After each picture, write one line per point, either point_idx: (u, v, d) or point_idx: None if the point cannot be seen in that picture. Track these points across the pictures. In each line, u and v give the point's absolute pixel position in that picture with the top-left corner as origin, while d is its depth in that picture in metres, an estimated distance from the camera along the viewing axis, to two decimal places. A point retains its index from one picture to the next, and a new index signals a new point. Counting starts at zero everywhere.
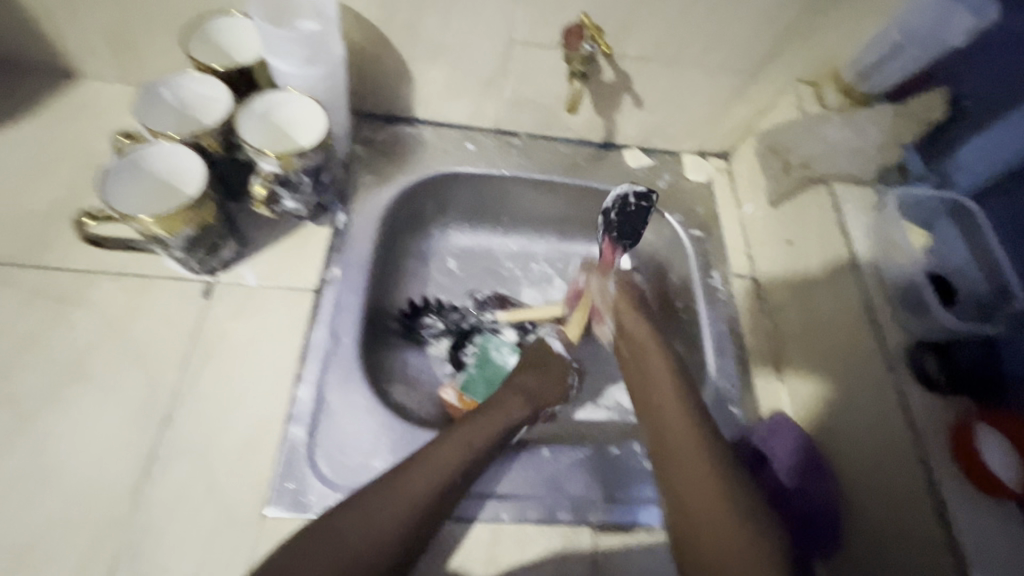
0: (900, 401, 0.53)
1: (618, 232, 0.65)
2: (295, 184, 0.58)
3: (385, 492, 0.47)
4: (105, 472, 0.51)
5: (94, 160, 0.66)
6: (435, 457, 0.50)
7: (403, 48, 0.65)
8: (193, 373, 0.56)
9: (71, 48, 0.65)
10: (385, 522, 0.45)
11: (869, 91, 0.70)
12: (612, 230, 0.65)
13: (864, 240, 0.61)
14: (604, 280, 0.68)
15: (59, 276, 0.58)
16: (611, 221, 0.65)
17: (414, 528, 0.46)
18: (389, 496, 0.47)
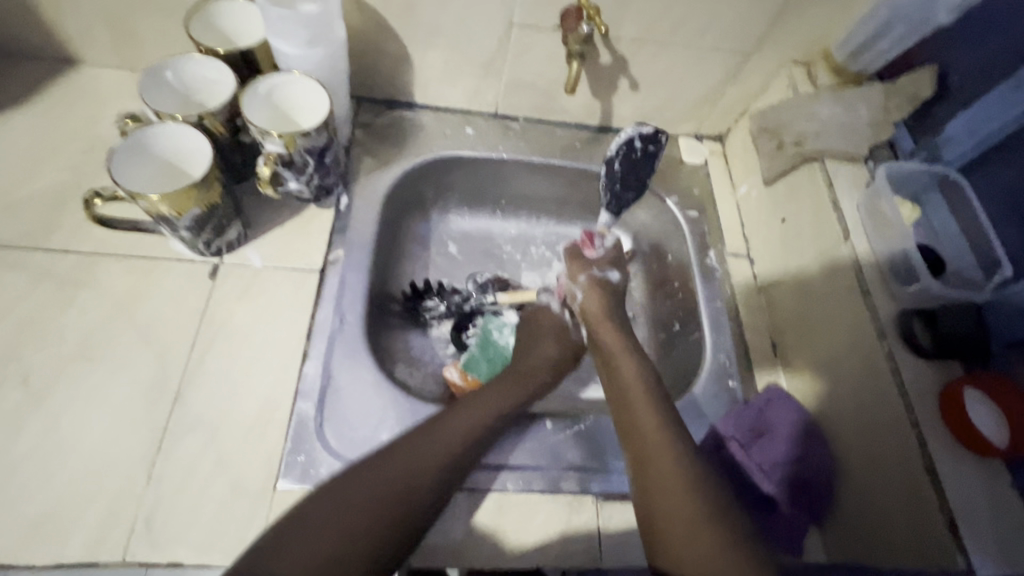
0: (892, 367, 0.55)
1: (621, 185, 0.69)
2: (300, 165, 0.59)
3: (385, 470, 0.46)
4: (117, 447, 0.52)
5: (96, 145, 0.66)
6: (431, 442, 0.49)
7: (403, 31, 0.66)
8: (201, 352, 0.57)
9: (70, 34, 0.66)
10: (368, 517, 0.43)
11: (859, 70, 0.71)
12: (615, 182, 0.69)
13: (855, 216, 0.63)
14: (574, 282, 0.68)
15: (66, 258, 0.59)
16: (614, 173, 0.68)
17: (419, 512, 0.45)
18: (380, 477, 0.45)
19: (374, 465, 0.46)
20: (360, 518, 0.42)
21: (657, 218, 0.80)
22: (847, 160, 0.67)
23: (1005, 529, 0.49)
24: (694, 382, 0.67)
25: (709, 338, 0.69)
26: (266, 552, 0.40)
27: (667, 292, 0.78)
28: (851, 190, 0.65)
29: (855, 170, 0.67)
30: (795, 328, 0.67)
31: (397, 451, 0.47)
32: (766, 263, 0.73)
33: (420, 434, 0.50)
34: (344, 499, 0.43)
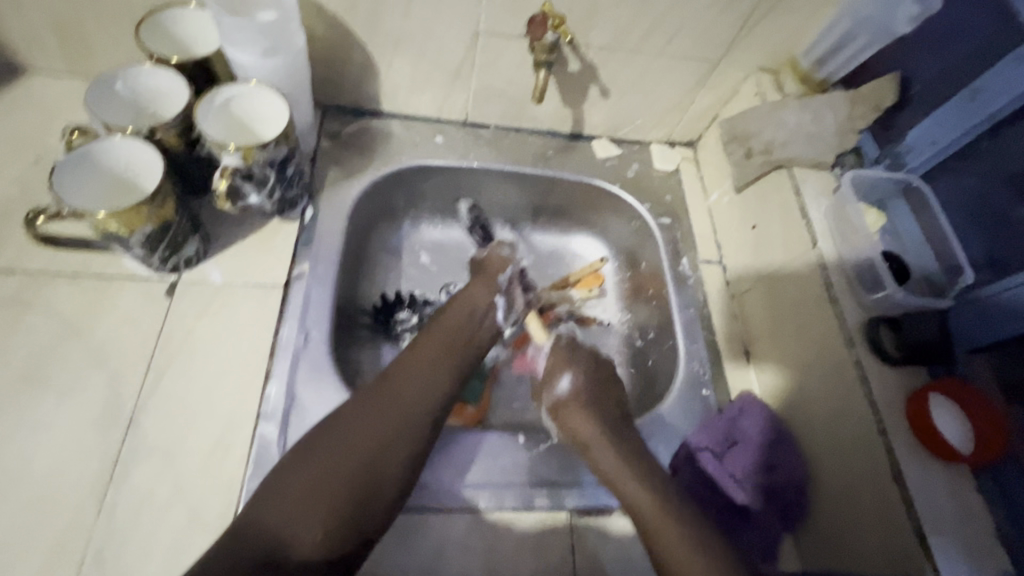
0: (860, 375, 0.55)
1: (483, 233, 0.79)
2: (260, 179, 0.57)
3: (357, 417, 0.49)
4: (66, 478, 0.49)
5: (45, 158, 0.63)
6: (393, 384, 0.52)
7: (367, 39, 0.64)
8: (158, 373, 0.55)
9: (17, 42, 0.63)
10: (346, 464, 0.46)
11: (824, 77, 0.72)
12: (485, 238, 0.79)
13: (822, 224, 0.63)
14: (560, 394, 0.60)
15: (12, 278, 0.56)
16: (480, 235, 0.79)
17: (395, 453, 0.48)
18: (346, 437, 0.47)
19: (328, 441, 0.47)
20: (340, 466, 0.46)
21: (630, 224, 0.80)
22: (815, 167, 0.67)
23: (970, 529, 0.50)
24: (669, 391, 0.66)
25: (683, 347, 0.68)
26: (262, 498, 0.44)
27: (642, 300, 0.77)
28: (817, 197, 0.66)
29: (822, 177, 0.68)
30: (767, 335, 0.67)
31: (366, 399, 0.50)
32: (738, 269, 0.73)
33: (386, 377, 0.52)
34: (319, 447, 0.46)
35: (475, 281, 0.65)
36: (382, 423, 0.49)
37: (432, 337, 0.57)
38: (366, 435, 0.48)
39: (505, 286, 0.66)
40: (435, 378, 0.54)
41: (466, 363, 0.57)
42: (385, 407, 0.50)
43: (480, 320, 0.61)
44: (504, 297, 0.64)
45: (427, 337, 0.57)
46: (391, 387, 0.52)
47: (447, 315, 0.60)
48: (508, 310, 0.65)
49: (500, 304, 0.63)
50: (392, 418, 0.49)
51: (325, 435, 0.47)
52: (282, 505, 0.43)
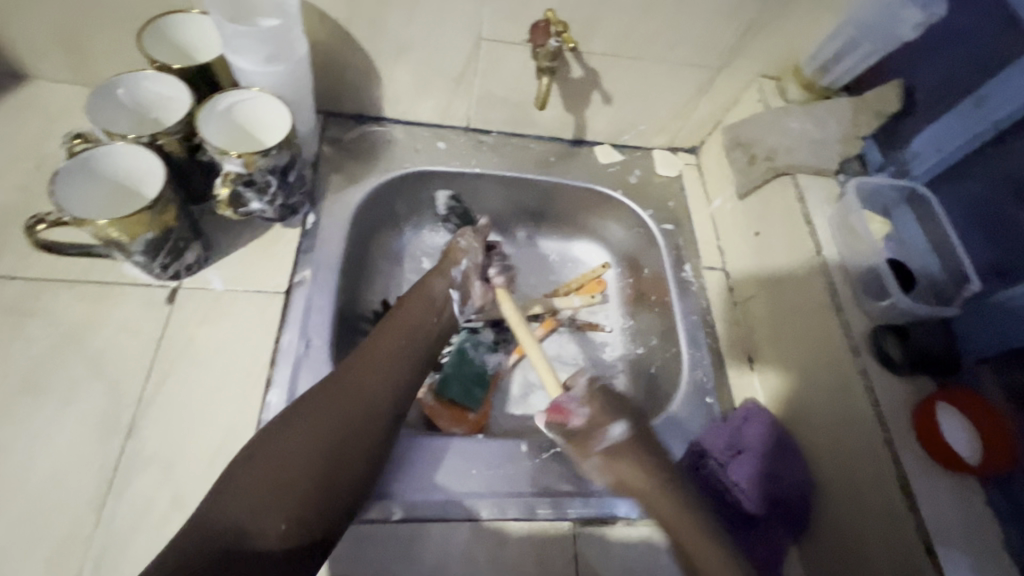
0: (865, 384, 0.54)
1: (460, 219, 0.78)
2: (261, 186, 0.57)
3: (314, 406, 0.49)
4: (64, 488, 0.49)
5: (47, 164, 0.63)
6: (350, 376, 0.52)
7: (370, 45, 0.64)
8: (158, 381, 0.55)
9: (20, 48, 0.63)
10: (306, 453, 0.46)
11: (827, 85, 0.71)
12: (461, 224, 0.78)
13: (826, 231, 0.63)
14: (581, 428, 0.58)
15: (12, 284, 0.56)
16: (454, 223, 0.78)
17: (354, 441, 0.48)
18: (304, 427, 0.47)
19: (294, 427, 0.47)
20: (301, 457, 0.45)
21: (633, 230, 0.80)
22: (818, 174, 0.67)
23: (978, 541, 0.49)
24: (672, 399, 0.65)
25: (687, 354, 0.68)
26: (220, 493, 0.43)
27: (645, 306, 0.77)
28: (821, 204, 0.65)
29: (826, 184, 0.67)
30: (771, 343, 0.66)
31: (324, 391, 0.50)
32: (742, 276, 0.73)
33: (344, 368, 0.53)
34: (278, 439, 0.46)
35: (431, 274, 0.66)
36: (346, 409, 0.50)
37: (391, 329, 0.59)
38: (328, 421, 0.48)
39: (461, 279, 0.67)
40: (391, 370, 0.55)
41: (420, 355, 0.59)
42: (346, 395, 0.51)
43: (437, 313, 0.63)
44: (457, 290, 0.66)
45: (384, 333, 0.58)
46: (355, 376, 0.52)
47: (403, 309, 0.62)
48: (463, 301, 0.67)
49: (454, 296, 0.66)
50: (350, 407, 0.50)
51: (285, 426, 0.47)
52: (243, 496, 0.43)
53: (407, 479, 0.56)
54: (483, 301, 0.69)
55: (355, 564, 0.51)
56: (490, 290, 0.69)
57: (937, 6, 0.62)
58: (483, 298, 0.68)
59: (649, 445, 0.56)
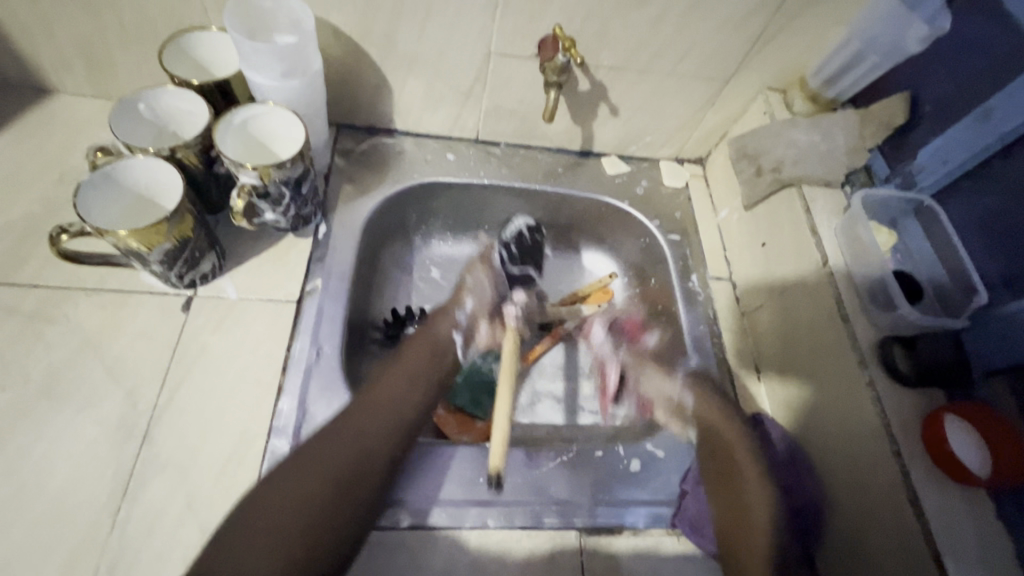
0: (873, 396, 0.54)
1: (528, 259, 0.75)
2: (275, 197, 0.59)
3: (316, 456, 0.49)
4: (81, 491, 0.50)
5: (69, 175, 0.65)
6: (352, 423, 0.53)
7: (382, 60, 0.66)
8: (173, 387, 0.56)
9: (46, 64, 0.65)
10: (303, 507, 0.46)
11: (834, 96, 0.72)
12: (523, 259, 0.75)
13: (833, 243, 0.63)
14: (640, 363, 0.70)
15: (33, 292, 0.58)
16: (513, 252, 0.74)
17: (351, 494, 0.49)
18: (304, 478, 0.48)
19: (290, 473, 0.48)
20: (298, 509, 0.46)
21: (640, 241, 0.80)
22: (824, 186, 0.68)
23: (990, 553, 0.49)
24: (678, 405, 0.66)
25: (694, 364, 0.68)
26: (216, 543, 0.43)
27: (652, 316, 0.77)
28: (828, 215, 0.66)
29: (833, 195, 0.68)
30: (778, 353, 0.66)
31: (326, 439, 0.51)
32: (749, 286, 0.73)
33: (346, 414, 0.53)
34: (279, 489, 0.47)
35: (437, 314, 0.66)
36: (342, 457, 0.50)
37: (394, 373, 0.59)
38: (323, 469, 0.49)
39: (465, 321, 0.67)
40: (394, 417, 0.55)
41: (424, 401, 0.59)
42: (347, 444, 0.51)
43: (442, 356, 0.63)
44: (462, 332, 0.66)
45: (387, 376, 0.58)
46: (355, 421, 0.53)
47: (409, 350, 0.62)
48: (466, 343, 0.67)
49: (458, 339, 0.65)
50: (349, 457, 0.50)
51: (286, 476, 0.47)
52: (239, 550, 0.43)
53: (414, 486, 0.56)
54: (487, 343, 0.69)
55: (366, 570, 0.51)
56: (496, 330, 0.69)
57: (943, 20, 0.62)
58: (486, 341, 0.69)
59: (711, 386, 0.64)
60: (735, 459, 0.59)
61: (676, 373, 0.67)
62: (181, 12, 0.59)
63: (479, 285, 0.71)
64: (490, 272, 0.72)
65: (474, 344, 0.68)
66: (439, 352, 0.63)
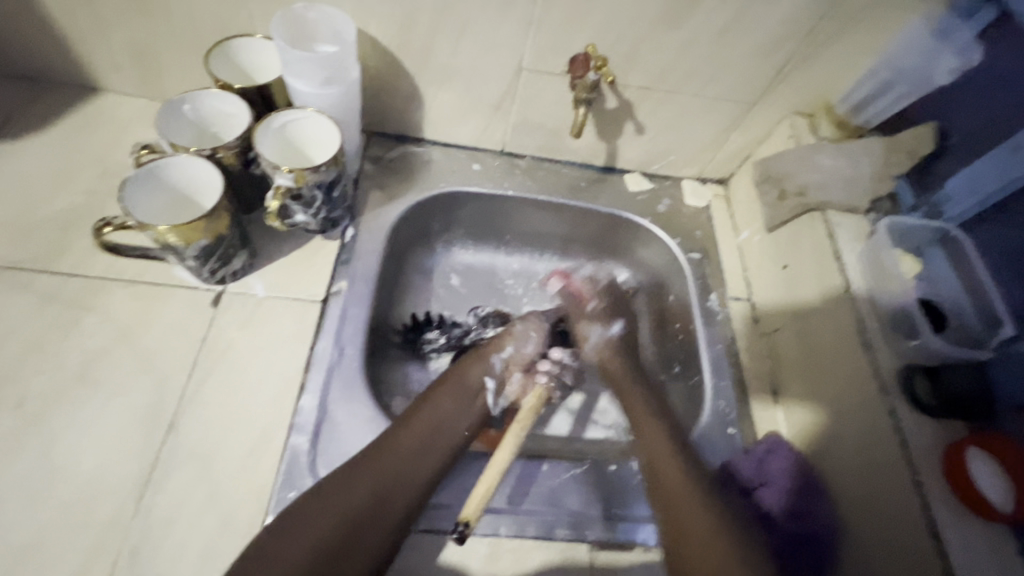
0: (893, 423, 0.54)
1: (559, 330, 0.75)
2: (308, 200, 0.60)
3: (335, 492, 0.48)
4: (106, 476, 0.51)
5: (111, 170, 0.68)
6: (375, 459, 0.51)
7: (417, 72, 0.68)
8: (199, 380, 0.57)
9: (96, 63, 0.68)
10: (318, 544, 0.45)
11: (861, 123, 0.73)
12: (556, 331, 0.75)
13: (857, 268, 0.63)
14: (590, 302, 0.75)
15: (72, 280, 0.60)
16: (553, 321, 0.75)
17: (367, 533, 0.47)
18: (321, 514, 0.46)
19: (307, 509, 0.46)
20: (315, 544, 0.45)
21: (660, 257, 0.81)
22: (848, 212, 0.68)
23: None
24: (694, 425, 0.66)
25: (710, 383, 0.68)
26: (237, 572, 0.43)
27: (668, 333, 0.77)
28: (852, 240, 0.66)
29: (857, 221, 0.68)
30: (796, 376, 0.66)
31: (348, 474, 0.49)
32: (768, 307, 0.73)
33: (372, 450, 0.52)
34: (295, 527, 0.45)
35: (473, 357, 0.65)
36: (357, 502, 0.48)
37: (422, 413, 0.57)
38: (335, 511, 0.47)
39: (501, 368, 0.65)
40: (420, 457, 0.53)
41: (453, 441, 0.57)
42: (368, 481, 0.49)
43: (470, 404, 0.60)
44: (495, 379, 0.64)
45: (416, 416, 0.56)
46: (382, 461, 0.51)
47: (438, 392, 0.60)
48: (497, 392, 0.64)
49: (490, 387, 0.63)
50: (370, 494, 0.49)
51: (303, 510, 0.46)
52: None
53: None
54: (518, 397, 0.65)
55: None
56: (529, 382, 0.65)
57: (971, 53, 0.63)
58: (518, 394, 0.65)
59: (628, 350, 0.71)
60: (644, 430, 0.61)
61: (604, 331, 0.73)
62: (230, 20, 0.62)
63: (525, 334, 0.68)
64: (538, 324, 0.70)
65: (507, 394, 0.64)
66: (470, 394, 0.61)
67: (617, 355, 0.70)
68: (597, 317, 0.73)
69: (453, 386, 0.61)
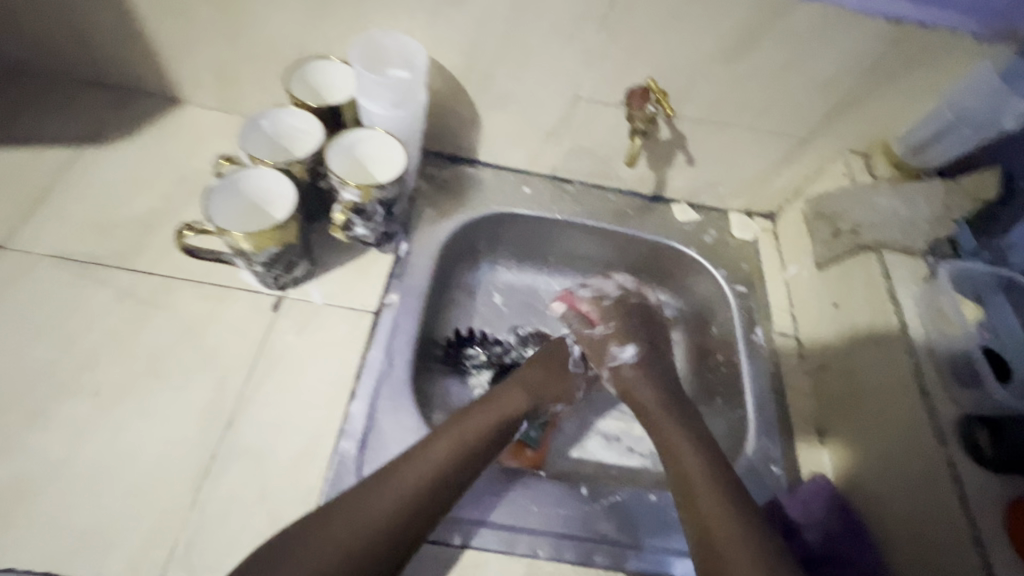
0: (952, 474, 0.52)
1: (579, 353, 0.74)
2: (369, 214, 0.63)
3: (367, 497, 0.49)
4: (167, 467, 0.54)
5: (186, 177, 0.72)
6: (411, 467, 0.52)
7: (477, 97, 0.71)
8: (257, 380, 0.60)
9: (182, 78, 0.74)
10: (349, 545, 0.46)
11: (919, 164, 0.71)
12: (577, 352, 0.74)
13: (914, 313, 0.62)
14: (602, 321, 0.72)
15: (147, 278, 0.64)
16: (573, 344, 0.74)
17: (396, 537, 0.48)
18: (349, 519, 0.48)
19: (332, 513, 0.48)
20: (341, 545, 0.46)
21: (703, 288, 0.81)
22: (907, 253, 0.66)
23: None
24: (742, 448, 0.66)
25: (754, 420, 0.67)
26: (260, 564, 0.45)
27: (709, 364, 0.77)
28: (908, 282, 0.64)
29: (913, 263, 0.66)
30: (844, 419, 0.65)
31: (384, 479, 0.51)
32: (816, 345, 0.72)
33: (410, 457, 0.53)
34: (321, 530, 0.47)
35: (519, 391, 0.65)
36: (387, 507, 0.49)
37: (464, 426, 0.58)
38: (370, 516, 0.48)
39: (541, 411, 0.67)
40: (456, 470, 0.54)
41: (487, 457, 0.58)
42: (402, 488, 0.50)
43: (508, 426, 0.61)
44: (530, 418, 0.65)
45: (457, 427, 0.57)
46: (418, 468, 0.52)
47: (480, 411, 0.60)
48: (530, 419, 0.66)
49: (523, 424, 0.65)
50: (402, 503, 0.50)
51: (326, 513, 0.48)
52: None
53: (469, 504, 0.57)
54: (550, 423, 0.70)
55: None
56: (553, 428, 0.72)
57: None
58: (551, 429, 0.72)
59: (651, 372, 0.69)
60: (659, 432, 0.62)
61: (619, 360, 0.70)
62: (309, 42, 0.66)
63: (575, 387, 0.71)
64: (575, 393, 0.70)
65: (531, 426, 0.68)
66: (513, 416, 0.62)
67: (647, 383, 0.67)
68: (611, 338, 0.71)
69: (489, 410, 0.61)
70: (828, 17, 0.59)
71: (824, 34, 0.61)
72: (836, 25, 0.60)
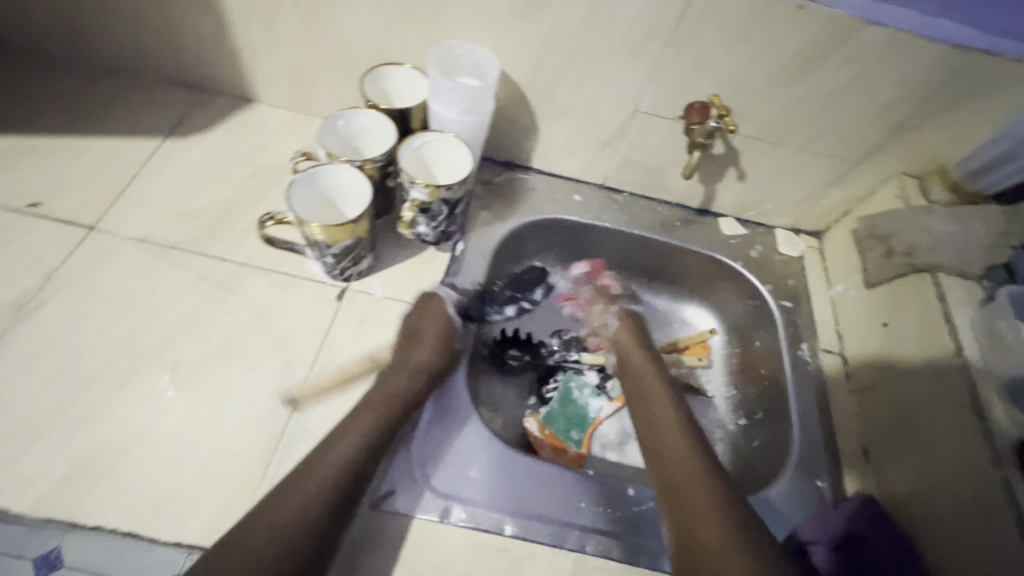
0: (1009, 499, 0.52)
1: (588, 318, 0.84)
2: (434, 214, 0.66)
3: (293, 483, 0.51)
4: (237, 442, 0.57)
5: (258, 171, 0.77)
6: (326, 454, 0.53)
7: (538, 107, 0.74)
8: (320, 365, 0.63)
9: (259, 78, 0.78)
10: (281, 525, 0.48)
11: (979, 188, 0.73)
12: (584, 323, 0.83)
13: (971, 337, 0.62)
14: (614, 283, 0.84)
15: (223, 264, 0.68)
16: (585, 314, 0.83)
17: (329, 511, 0.50)
18: (280, 502, 0.49)
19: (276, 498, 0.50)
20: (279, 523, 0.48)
21: (747, 302, 0.82)
22: (961, 276, 0.67)
23: None
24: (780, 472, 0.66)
25: (798, 434, 0.68)
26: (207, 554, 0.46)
27: (752, 378, 0.79)
28: (963, 305, 0.65)
29: (969, 286, 0.66)
30: (890, 438, 0.65)
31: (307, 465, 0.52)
32: (862, 364, 0.72)
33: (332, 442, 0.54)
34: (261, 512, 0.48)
35: (400, 378, 0.60)
36: (312, 488, 0.50)
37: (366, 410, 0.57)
38: (297, 498, 0.49)
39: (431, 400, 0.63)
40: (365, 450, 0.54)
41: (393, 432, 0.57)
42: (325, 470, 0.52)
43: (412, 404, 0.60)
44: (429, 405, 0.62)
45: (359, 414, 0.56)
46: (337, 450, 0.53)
47: (376, 396, 0.58)
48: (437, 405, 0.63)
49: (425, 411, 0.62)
50: (324, 484, 0.51)
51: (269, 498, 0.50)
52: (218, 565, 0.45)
53: (519, 497, 0.59)
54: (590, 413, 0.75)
55: (398, 551, 0.53)
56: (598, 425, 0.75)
57: None
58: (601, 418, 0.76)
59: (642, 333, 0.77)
60: (650, 407, 0.66)
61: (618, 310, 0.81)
62: (384, 50, 0.70)
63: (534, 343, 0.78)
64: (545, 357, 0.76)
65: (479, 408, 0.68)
66: (399, 399, 0.59)
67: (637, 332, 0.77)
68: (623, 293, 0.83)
69: (377, 401, 0.58)
70: (894, 41, 0.60)
71: (887, 59, 0.62)
72: (900, 50, 0.61)
